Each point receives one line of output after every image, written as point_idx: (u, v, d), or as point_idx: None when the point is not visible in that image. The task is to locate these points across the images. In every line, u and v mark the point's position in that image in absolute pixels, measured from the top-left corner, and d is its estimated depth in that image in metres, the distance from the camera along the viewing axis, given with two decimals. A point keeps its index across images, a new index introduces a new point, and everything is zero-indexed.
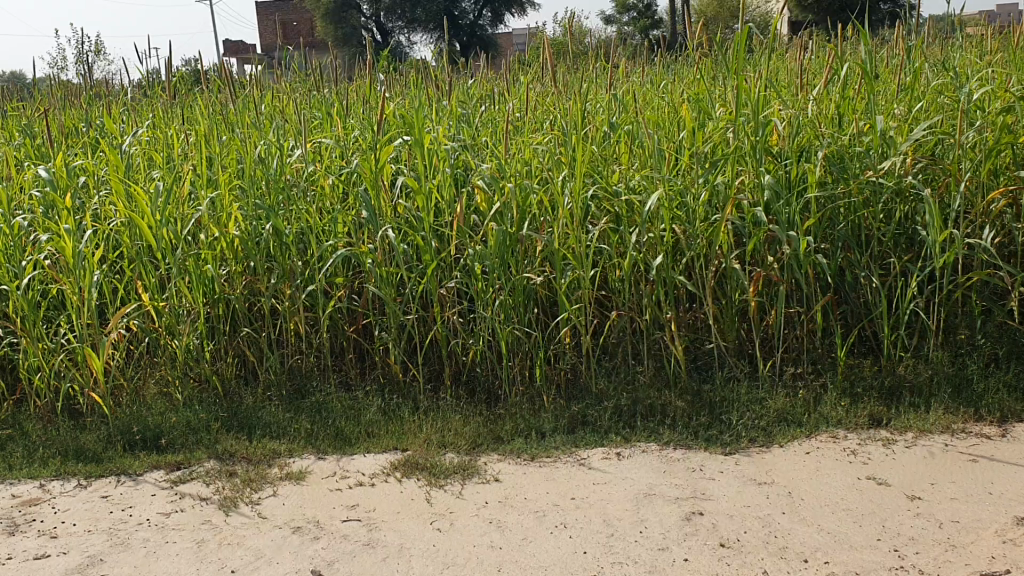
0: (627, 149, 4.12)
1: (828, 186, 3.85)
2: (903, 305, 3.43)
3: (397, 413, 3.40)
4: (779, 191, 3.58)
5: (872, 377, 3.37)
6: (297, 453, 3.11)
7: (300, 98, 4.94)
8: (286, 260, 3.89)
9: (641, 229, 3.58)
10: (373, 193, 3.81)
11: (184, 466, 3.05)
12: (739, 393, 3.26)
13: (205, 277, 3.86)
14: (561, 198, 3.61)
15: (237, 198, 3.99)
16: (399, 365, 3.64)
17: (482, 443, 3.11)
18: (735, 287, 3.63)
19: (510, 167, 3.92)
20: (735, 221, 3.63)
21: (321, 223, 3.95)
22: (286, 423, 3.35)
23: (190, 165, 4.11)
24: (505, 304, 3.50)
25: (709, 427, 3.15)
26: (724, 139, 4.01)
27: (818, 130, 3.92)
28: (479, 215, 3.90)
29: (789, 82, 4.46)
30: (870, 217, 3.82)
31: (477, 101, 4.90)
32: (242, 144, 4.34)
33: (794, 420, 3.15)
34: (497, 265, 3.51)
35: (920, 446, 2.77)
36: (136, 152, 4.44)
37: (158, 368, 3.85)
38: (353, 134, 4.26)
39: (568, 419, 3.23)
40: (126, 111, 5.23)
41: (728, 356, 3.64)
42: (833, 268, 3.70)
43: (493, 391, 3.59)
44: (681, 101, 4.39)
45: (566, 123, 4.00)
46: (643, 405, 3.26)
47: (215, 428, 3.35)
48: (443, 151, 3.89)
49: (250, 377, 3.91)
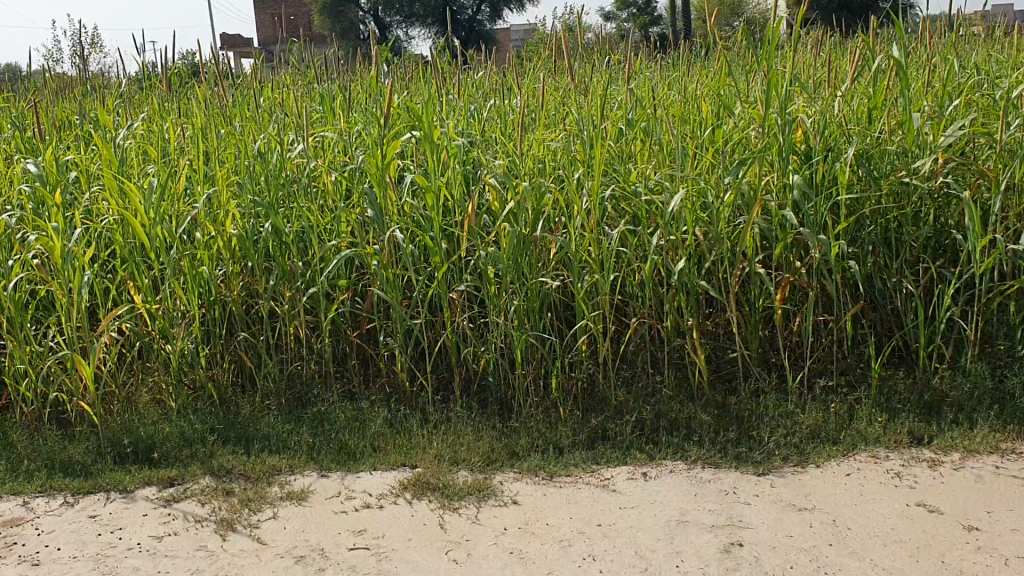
0: (644, 147, 3.93)
1: (856, 187, 3.67)
2: (941, 313, 3.25)
3: (405, 426, 3.21)
4: (809, 192, 3.39)
5: (907, 391, 3.19)
6: (299, 468, 2.91)
7: (301, 91, 4.75)
8: (286, 260, 3.70)
9: (663, 230, 3.40)
10: (379, 191, 3.62)
11: (178, 482, 2.84)
12: (769, 408, 3.08)
13: (201, 278, 3.67)
14: (578, 198, 3.41)
15: (235, 195, 3.79)
16: (406, 373, 3.45)
17: (496, 459, 2.92)
18: (761, 293, 3.45)
19: (523, 164, 3.73)
20: (762, 224, 3.44)
21: (323, 222, 3.76)
22: (287, 436, 3.16)
23: (186, 160, 3.92)
24: (520, 310, 3.31)
25: (738, 444, 2.97)
26: (747, 137, 3.82)
27: (845, 128, 3.74)
28: (490, 215, 3.71)
29: (813, 77, 4.28)
30: (901, 220, 3.63)
31: (486, 97, 4.72)
32: (241, 138, 4.15)
33: (828, 437, 2.97)
34: (511, 268, 3.31)
35: (969, 469, 2.59)
36: (130, 147, 4.23)
37: (151, 375, 3.65)
38: (357, 128, 4.07)
39: (587, 434, 3.05)
40: (117, 103, 5.02)
41: (753, 366, 3.45)
42: (864, 273, 3.51)
43: (506, 402, 3.38)
44: (699, 98, 4.20)
45: (582, 118, 3.81)
46: (667, 420, 3.07)
47: (211, 440, 3.15)
48: (452, 147, 3.71)
49: (248, 384, 3.71)
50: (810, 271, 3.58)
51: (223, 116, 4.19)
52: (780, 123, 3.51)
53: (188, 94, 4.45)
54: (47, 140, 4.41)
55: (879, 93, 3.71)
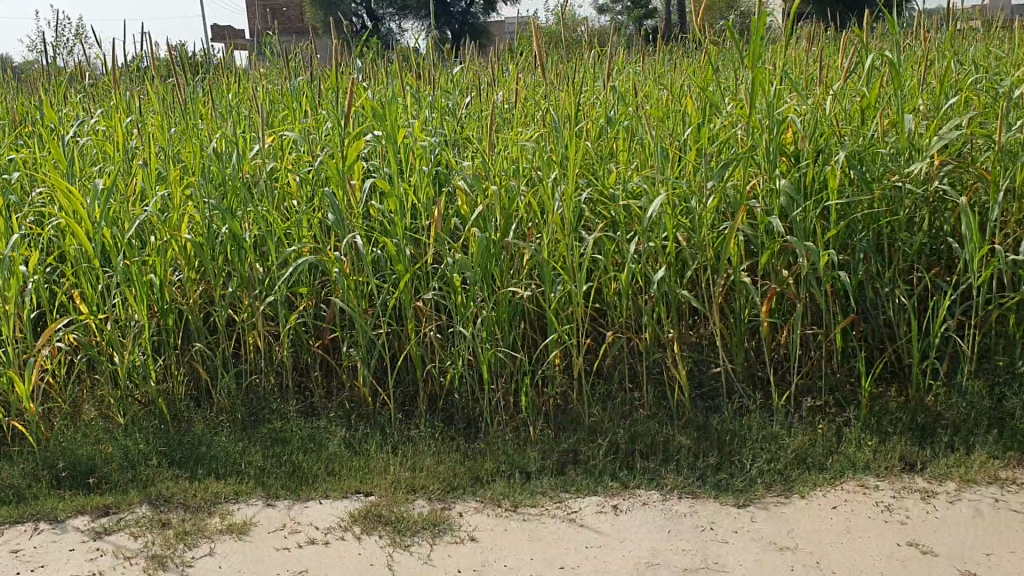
0: (625, 148, 3.73)
1: (848, 191, 3.47)
2: (936, 328, 3.05)
3: (364, 448, 3.00)
4: (796, 196, 3.18)
5: (900, 411, 2.99)
6: (245, 495, 2.70)
7: (267, 86, 4.52)
8: (242, 265, 3.49)
9: (641, 237, 3.19)
10: (340, 194, 3.42)
11: (113, 511, 2.63)
12: (752, 430, 2.88)
13: (152, 286, 3.45)
14: (551, 202, 3.20)
15: (190, 196, 3.58)
16: (368, 388, 3.24)
17: (458, 486, 2.72)
18: (746, 303, 3.24)
19: (495, 166, 3.52)
20: (747, 230, 3.24)
21: (283, 225, 3.55)
22: (237, 458, 2.95)
23: (139, 160, 3.70)
24: (488, 321, 3.10)
25: (718, 469, 2.76)
26: (733, 137, 3.61)
27: (836, 128, 3.54)
28: (460, 219, 3.50)
29: (804, 75, 4.08)
30: (895, 226, 3.43)
31: (462, 93, 4.51)
32: (200, 135, 3.92)
33: (814, 462, 2.77)
34: (479, 276, 3.11)
35: (966, 501, 2.39)
36: (82, 144, 4.00)
37: (98, 389, 3.43)
38: (323, 126, 3.86)
39: (557, 457, 2.84)
40: (75, 95, 4.78)
41: (737, 382, 3.24)
42: (855, 282, 3.31)
43: (473, 420, 3.17)
44: (684, 95, 3.99)
45: (558, 117, 3.60)
46: (643, 443, 2.87)
47: (155, 462, 2.94)
48: (420, 147, 3.50)
49: (203, 398, 3.50)
50: (797, 279, 3.38)
51: (181, 112, 3.97)
52: (768, 123, 3.29)
53: (147, 86, 4.22)
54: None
55: (871, 91, 3.50)
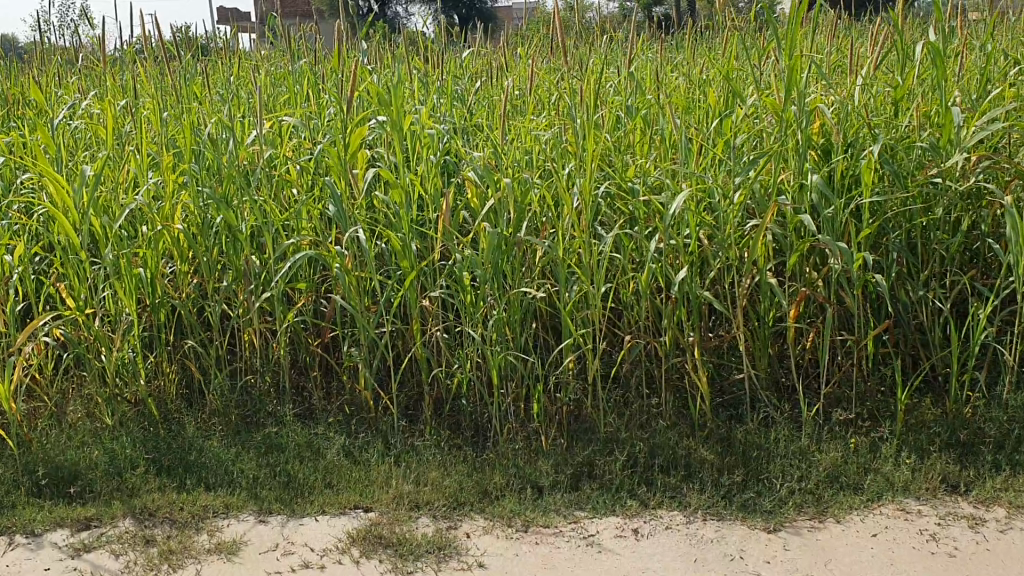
0: (644, 138, 3.52)
1: (881, 187, 3.26)
2: (977, 336, 2.84)
3: (365, 458, 2.82)
4: (829, 194, 2.98)
5: (938, 426, 2.80)
6: (235, 509, 2.52)
7: (266, 67, 4.31)
8: (239, 259, 3.30)
9: (663, 234, 2.99)
10: (342, 184, 3.21)
11: (94, 524, 2.45)
12: (780, 445, 2.69)
13: (143, 280, 3.25)
14: (567, 196, 2.99)
15: (183, 184, 3.37)
16: (370, 391, 3.05)
17: (465, 502, 2.54)
18: (773, 306, 3.04)
19: (506, 157, 3.31)
20: (775, 230, 3.04)
21: (281, 216, 3.35)
22: (230, 468, 2.77)
23: (130, 145, 3.48)
24: (499, 323, 2.91)
25: (744, 488, 2.58)
26: (759, 129, 3.40)
27: (870, 120, 3.32)
28: (469, 212, 3.30)
29: (834, 62, 3.86)
30: (930, 226, 3.22)
31: (472, 79, 4.30)
32: (196, 120, 3.72)
33: (848, 482, 2.59)
34: (489, 274, 2.92)
35: (1017, 531, 2.32)
36: (72, 126, 3.79)
37: (85, 387, 3.24)
38: (324, 112, 3.65)
39: (571, 471, 2.65)
40: (67, 75, 4.56)
41: (762, 390, 3.05)
42: (888, 285, 3.11)
43: (482, 427, 2.98)
44: (707, 84, 3.78)
45: (574, 105, 3.39)
46: (663, 457, 2.68)
47: (143, 471, 2.76)
48: (427, 136, 3.29)
49: (195, 399, 3.31)
50: (826, 281, 3.17)
51: (176, 95, 3.76)
52: (799, 115, 3.08)
53: (142, 67, 4.00)
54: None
55: (906, 81, 3.27)
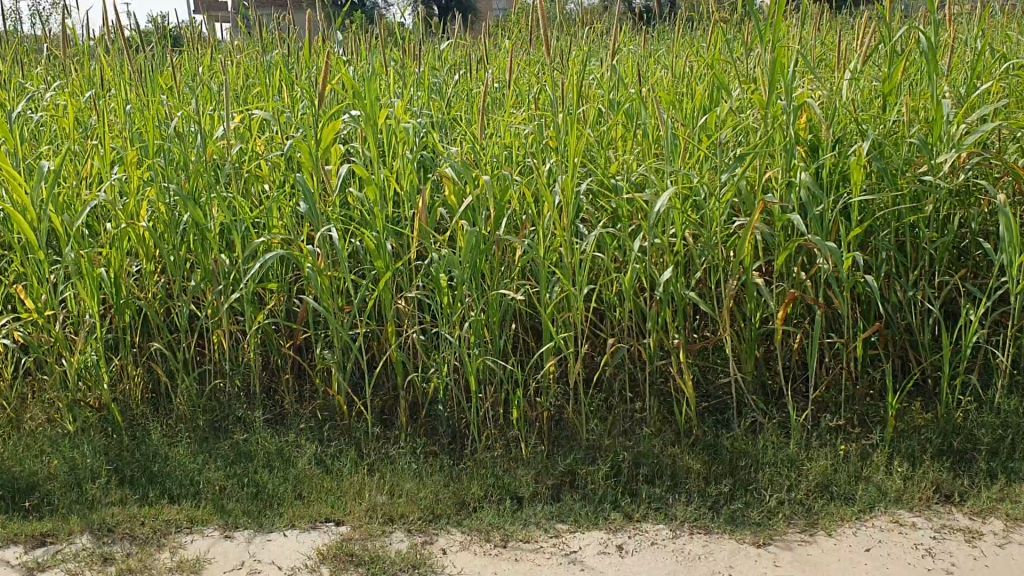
0: (627, 134, 3.41)
1: (870, 185, 3.16)
2: (970, 338, 2.76)
3: (338, 468, 2.71)
4: (818, 191, 2.88)
5: (929, 431, 2.73)
6: (200, 524, 2.40)
7: (238, 59, 4.17)
8: (207, 258, 3.17)
9: (647, 233, 2.88)
10: (314, 180, 3.09)
11: (49, 541, 2.32)
12: (769, 453, 2.61)
13: (106, 280, 3.11)
14: (547, 193, 2.88)
15: (149, 180, 3.24)
16: (343, 396, 2.93)
17: (442, 514, 2.43)
18: (760, 307, 2.94)
19: (484, 152, 3.20)
20: (763, 229, 2.94)
21: (250, 213, 3.22)
22: (196, 478, 2.65)
23: (92, 140, 3.34)
24: (477, 326, 2.80)
25: (732, 499, 2.50)
26: (745, 124, 3.30)
27: (859, 116, 3.23)
28: (446, 210, 3.18)
29: (820, 56, 3.77)
30: (920, 224, 3.13)
31: (450, 71, 4.17)
32: (162, 113, 3.57)
33: (839, 493, 2.52)
34: (467, 275, 2.80)
35: (1015, 546, 2.25)
36: (33, 119, 3.63)
37: (45, 391, 3.09)
38: (296, 105, 3.52)
39: (553, 481, 2.57)
40: (30, 66, 4.40)
41: (749, 393, 2.96)
42: (878, 286, 3.02)
43: (459, 433, 2.87)
44: (692, 77, 3.67)
45: (554, 99, 3.28)
46: (648, 466, 2.60)
47: (104, 482, 2.64)
48: (402, 131, 3.17)
49: (161, 403, 3.18)
50: (815, 281, 3.08)
51: (142, 88, 3.61)
52: (786, 110, 2.98)
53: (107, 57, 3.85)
54: None
55: (895, 75, 3.17)
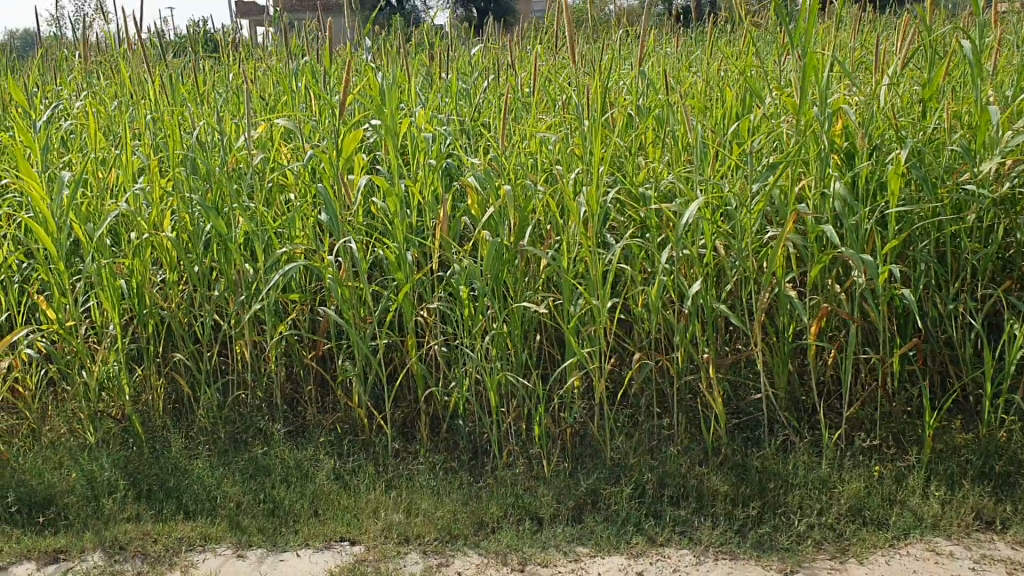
0: (657, 141, 3.33)
1: (909, 194, 3.05)
2: (1013, 356, 2.65)
3: (357, 485, 2.68)
4: (853, 201, 2.77)
5: (969, 453, 2.63)
6: (213, 541, 2.45)
7: (267, 66, 4.14)
8: (230, 268, 3.14)
9: (675, 245, 2.80)
10: (336, 190, 3.04)
11: (61, 558, 2.40)
12: (799, 475, 2.54)
13: (127, 290, 3.08)
14: (572, 204, 2.80)
15: (171, 190, 3.21)
16: (364, 409, 2.89)
17: (459, 534, 2.44)
18: (792, 320, 2.85)
19: (508, 160, 3.13)
20: (796, 240, 2.84)
21: (273, 223, 3.19)
22: (214, 492, 2.65)
23: (117, 149, 3.32)
24: (499, 339, 2.74)
25: (760, 523, 2.47)
26: (778, 130, 3.20)
27: (897, 122, 3.11)
28: (470, 219, 3.12)
29: (858, 59, 3.65)
30: (961, 235, 3.01)
31: (479, 76, 4.11)
32: (188, 121, 3.55)
33: (872, 518, 2.46)
34: (489, 287, 2.74)
35: None
36: (60, 129, 3.62)
37: (66, 402, 3.07)
38: (321, 112, 3.48)
39: (575, 502, 2.54)
40: (62, 73, 4.41)
41: (780, 410, 2.87)
42: (916, 299, 2.91)
43: (480, 448, 2.82)
44: (725, 81, 3.58)
45: (581, 106, 3.20)
46: (675, 487, 2.57)
47: (121, 496, 2.65)
48: (425, 139, 3.11)
49: (182, 414, 3.15)
50: (850, 294, 2.98)
51: (167, 96, 3.59)
52: (820, 116, 2.87)
53: (134, 64, 3.83)
54: None
55: (936, 78, 3.05)
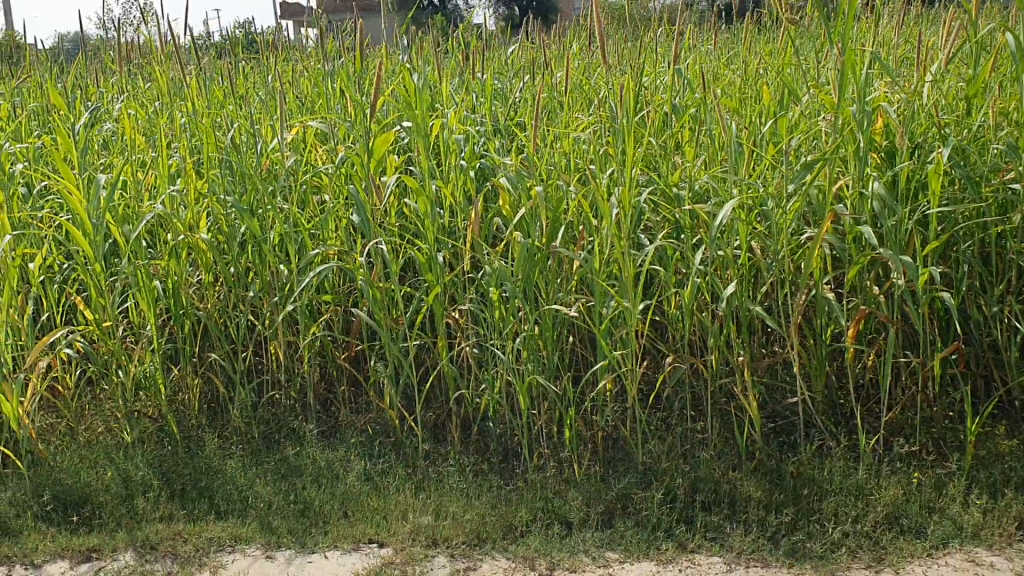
0: (692, 140, 3.28)
1: (952, 193, 2.97)
2: None
3: (388, 487, 2.69)
4: (892, 201, 2.70)
5: (1012, 460, 2.56)
6: (243, 542, 2.50)
7: (304, 67, 4.16)
8: (263, 269, 3.15)
9: (709, 246, 2.75)
10: (367, 191, 3.03)
11: (94, 556, 2.47)
12: (834, 481, 2.51)
13: (163, 290, 3.11)
14: (603, 205, 2.76)
15: (206, 191, 3.23)
16: (396, 411, 2.89)
17: (488, 538, 2.45)
18: (830, 322, 2.79)
19: (541, 160, 3.10)
20: (833, 241, 2.77)
21: (306, 224, 3.19)
22: (246, 493, 2.68)
23: (153, 151, 3.35)
24: (529, 341, 2.71)
25: (794, 530, 2.44)
26: (816, 129, 3.13)
27: (939, 119, 3.03)
28: (502, 220, 3.10)
29: (901, 55, 3.57)
30: (1007, 235, 2.93)
31: (515, 76, 4.09)
32: (224, 123, 3.57)
33: (910, 526, 2.42)
34: (519, 289, 2.72)
35: None
36: (101, 131, 3.68)
37: (103, 402, 3.10)
38: (356, 113, 3.48)
39: (605, 507, 2.53)
40: (105, 76, 4.47)
41: (817, 413, 2.81)
42: (958, 301, 2.83)
43: (511, 450, 2.81)
44: (763, 79, 3.51)
45: (614, 105, 3.16)
46: (708, 492, 2.54)
47: (154, 496, 2.70)
48: (457, 140, 3.09)
49: (217, 413, 3.18)
50: (890, 296, 2.91)
51: (204, 98, 3.61)
52: (859, 115, 2.80)
53: (173, 67, 3.86)
54: (12, 118, 3.86)
55: (980, 74, 2.96)
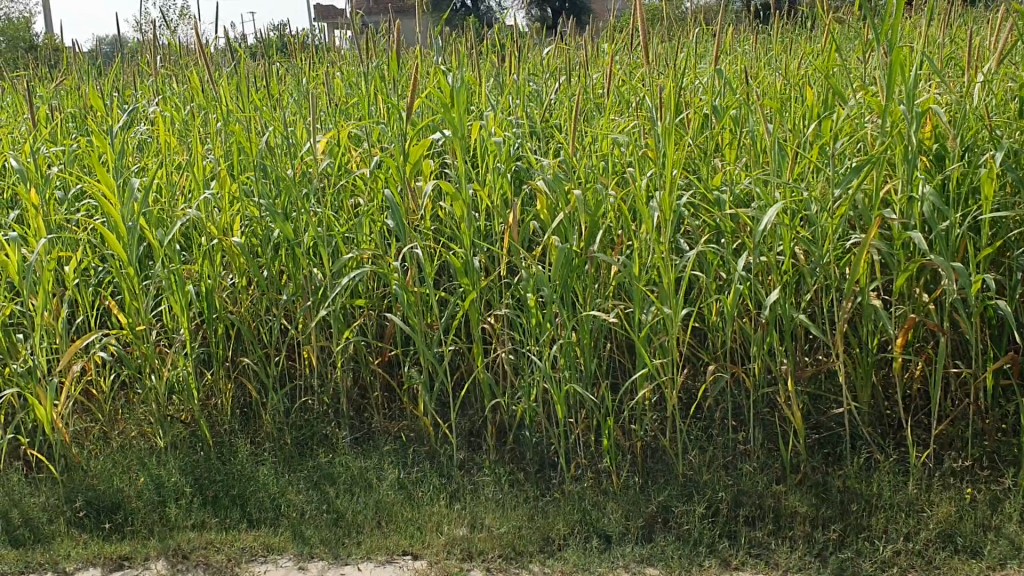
0: (732, 143, 3.20)
1: (1005, 198, 2.86)
2: None
3: (422, 497, 2.65)
4: (945, 206, 2.60)
5: None
6: (276, 552, 2.47)
7: (339, 69, 4.13)
8: (297, 273, 3.11)
9: (753, 251, 2.66)
10: (402, 195, 2.98)
11: (126, 565, 2.46)
12: (883, 495, 2.43)
13: (195, 294, 3.08)
14: (644, 209, 2.69)
15: (240, 195, 3.20)
16: (430, 418, 2.84)
17: (525, 551, 2.40)
18: (878, 331, 2.69)
19: (578, 163, 3.03)
20: (882, 247, 2.68)
21: (338, 229, 3.15)
22: (279, 502, 2.66)
23: (187, 154, 3.33)
24: (566, 348, 2.65)
25: (841, 546, 2.36)
26: (862, 131, 3.03)
27: (992, 121, 2.92)
28: (539, 224, 3.04)
29: (949, 55, 3.46)
30: None
31: (552, 77, 4.03)
32: (257, 125, 3.54)
33: (964, 544, 2.33)
34: (557, 294, 2.65)
35: None
36: (136, 133, 3.66)
37: (137, 406, 3.08)
38: (390, 116, 3.44)
39: (644, 520, 2.48)
40: (141, 79, 4.47)
41: (864, 425, 2.72)
42: (1012, 309, 2.73)
43: (547, 459, 2.75)
44: (807, 81, 3.42)
45: (654, 107, 3.08)
46: (751, 506, 2.47)
47: (186, 504, 2.68)
48: (494, 143, 3.03)
49: (250, 417, 3.14)
50: (939, 303, 2.82)
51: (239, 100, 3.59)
52: (909, 117, 2.71)
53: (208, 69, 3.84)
54: (49, 121, 3.86)
55: None
